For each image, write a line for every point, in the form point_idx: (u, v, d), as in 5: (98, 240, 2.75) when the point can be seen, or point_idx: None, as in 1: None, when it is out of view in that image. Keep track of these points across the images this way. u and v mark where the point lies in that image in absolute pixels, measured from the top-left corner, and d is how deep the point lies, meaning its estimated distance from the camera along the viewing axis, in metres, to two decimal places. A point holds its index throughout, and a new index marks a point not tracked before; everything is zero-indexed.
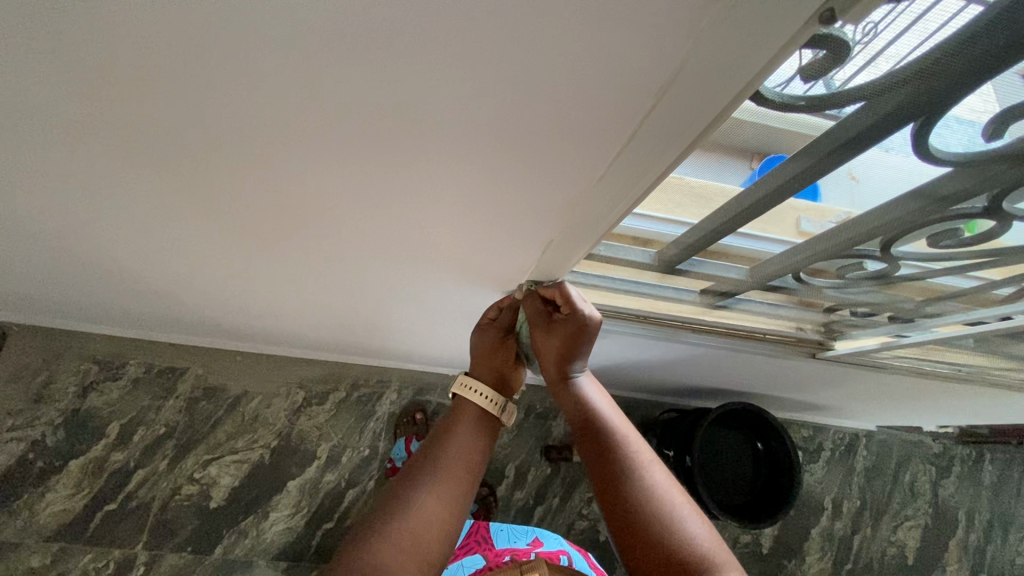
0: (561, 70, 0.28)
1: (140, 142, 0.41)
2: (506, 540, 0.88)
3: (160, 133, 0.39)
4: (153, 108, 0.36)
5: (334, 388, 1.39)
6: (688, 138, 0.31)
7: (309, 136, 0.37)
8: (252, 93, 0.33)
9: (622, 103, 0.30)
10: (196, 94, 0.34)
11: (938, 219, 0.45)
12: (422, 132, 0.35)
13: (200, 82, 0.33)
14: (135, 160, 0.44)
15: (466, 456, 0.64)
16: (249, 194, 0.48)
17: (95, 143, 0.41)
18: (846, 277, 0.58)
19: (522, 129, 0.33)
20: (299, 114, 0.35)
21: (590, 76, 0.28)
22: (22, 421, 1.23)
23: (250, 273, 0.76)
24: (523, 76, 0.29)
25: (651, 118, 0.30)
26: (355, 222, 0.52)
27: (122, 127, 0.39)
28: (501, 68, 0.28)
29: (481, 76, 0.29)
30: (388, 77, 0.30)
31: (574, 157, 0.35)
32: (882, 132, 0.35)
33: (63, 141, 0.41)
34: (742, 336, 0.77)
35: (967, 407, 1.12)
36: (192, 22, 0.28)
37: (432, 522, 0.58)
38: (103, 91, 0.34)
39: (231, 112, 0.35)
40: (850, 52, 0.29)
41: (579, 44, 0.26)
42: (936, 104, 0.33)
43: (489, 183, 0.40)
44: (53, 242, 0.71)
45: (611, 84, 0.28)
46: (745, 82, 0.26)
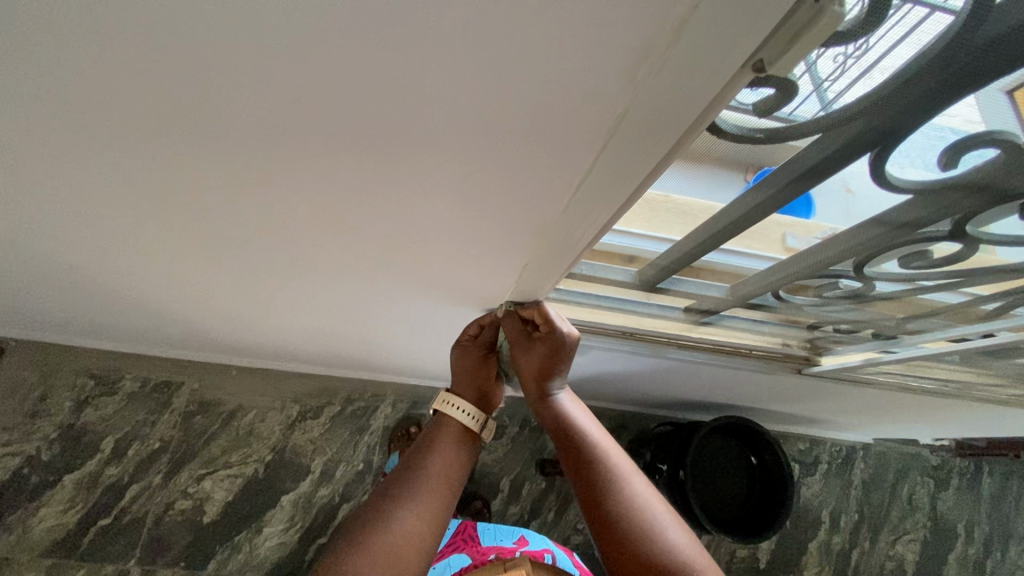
0: (517, 108, 0.29)
1: (125, 165, 0.42)
2: (491, 538, 0.87)
3: (145, 157, 0.40)
4: (135, 135, 0.37)
5: (328, 402, 1.39)
6: (639, 178, 0.33)
7: (287, 163, 0.39)
8: (229, 122, 0.34)
9: (577, 139, 0.31)
10: (178, 124, 0.35)
11: (906, 242, 0.46)
12: (394, 161, 0.36)
13: (179, 113, 0.34)
14: (124, 184, 0.45)
15: (448, 471, 0.65)
16: (233, 214, 0.49)
17: (82, 166, 0.43)
18: (824, 295, 0.59)
19: (487, 161, 0.35)
20: (275, 142, 0.36)
21: (543, 114, 0.29)
22: (18, 436, 1.24)
23: (243, 292, 0.77)
24: (485, 112, 0.30)
25: (605, 153, 0.32)
26: (338, 242, 0.53)
27: (107, 151, 0.40)
28: (459, 104, 0.30)
29: (443, 111, 0.31)
30: (360, 110, 0.31)
31: (538, 188, 0.37)
32: (840, 161, 0.37)
33: (52, 164, 0.43)
34: (727, 353, 0.78)
35: (959, 421, 1.12)
36: (166, 62, 0.29)
37: (414, 535, 0.59)
38: (86, 120, 0.36)
39: (211, 138, 0.37)
40: (842, 64, 0.29)
41: (529, 85, 0.27)
42: (888, 135, 0.34)
43: (461, 210, 0.42)
44: (49, 260, 0.72)
45: (566, 122, 0.30)
46: (687, 126, 0.28)
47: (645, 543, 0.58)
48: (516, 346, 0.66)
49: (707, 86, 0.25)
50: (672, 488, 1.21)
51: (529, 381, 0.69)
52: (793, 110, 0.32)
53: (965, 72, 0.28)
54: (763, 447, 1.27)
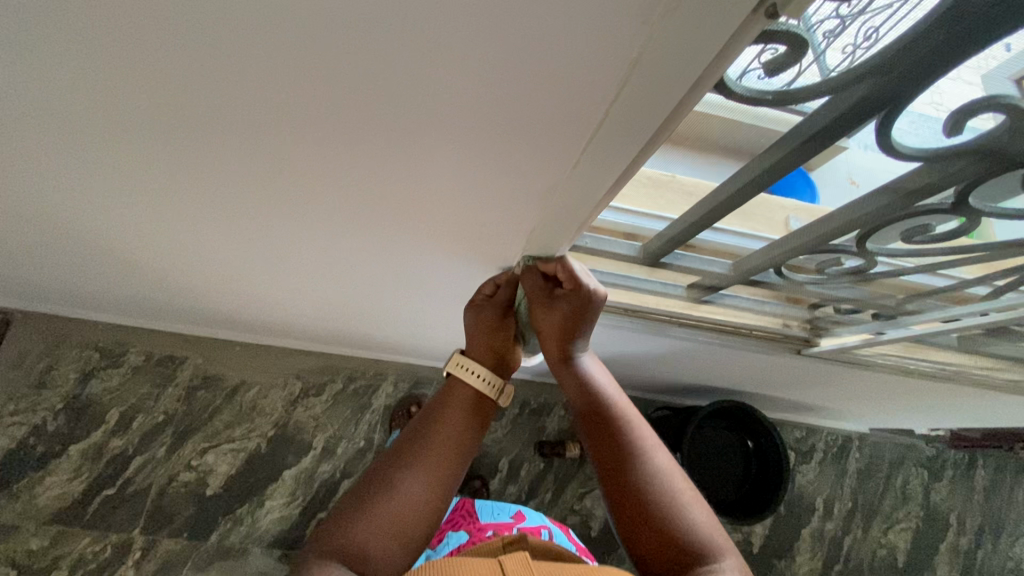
0: (529, 60, 0.30)
1: (137, 130, 0.42)
2: (489, 514, 0.88)
3: (152, 120, 0.41)
4: (144, 96, 0.37)
5: (331, 380, 1.41)
6: (651, 131, 0.33)
7: (298, 127, 0.39)
8: (242, 81, 0.35)
9: (586, 95, 0.32)
10: (188, 84, 0.36)
11: (909, 214, 0.46)
12: (405, 123, 0.37)
13: (191, 72, 0.34)
14: (135, 149, 0.45)
15: (457, 441, 0.66)
16: (238, 183, 0.50)
17: (91, 131, 0.43)
18: (826, 272, 0.59)
19: (498, 118, 0.35)
20: (285, 104, 0.36)
21: (556, 65, 0.30)
22: (23, 406, 1.25)
23: (249, 263, 0.77)
24: (498, 70, 0.31)
25: (614, 110, 0.32)
26: (345, 213, 0.53)
27: (113, 113, 0.40)
28: (473, 57, 0.30)
29: (455, 66, 0.31)
30: (373, 69, 0.32)
31: (548, 144, 0.37)
32: (849, 125, 0.37)
33: (61, 128, 0.43)
34: (729, 332, 0.79)
35: (956, 408, 1.13)
36: (182, 15, 0.29)
37: (427, 503, 0.60)
38: (100, 78, 0.36)
39: (219, 100, 0.37)
40: (852, 52, 0.32)
41: (543, 34, 0.28)
42: (892, 99, 0.35)
43: (470, 170, 0.42)
44: (57, 230, 0.73)
45: (578, 77, 0.30)
46: (697, 79, 0.28)
47: (660, 506, 0.59)
48: (536, 305, 0.65)
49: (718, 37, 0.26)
50: None
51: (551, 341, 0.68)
52: (799, 77, 0.34)
53: (968, 33, 0.29)
54: (760, 431, 1.29)
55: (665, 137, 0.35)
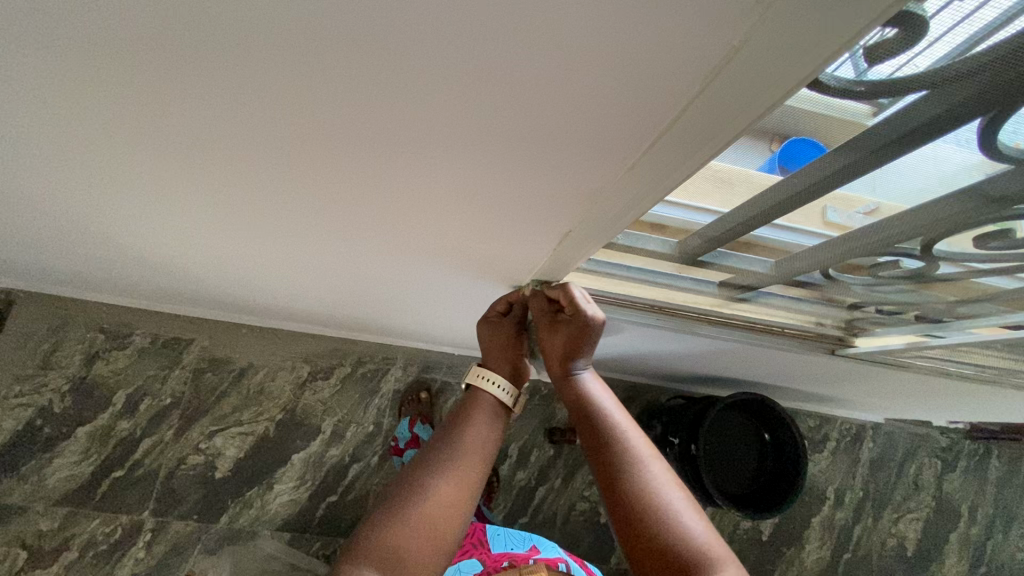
0: (597, 35, 0.26)
1: (142, 104, 0.38)
2: (501, 545, 0.86)
3: (158, 93, 0.37)
4: (151, 66, 0.34)
5: (339, 363, 1.38)
6: (728, 133, 0.31)
7: (321, 104, 0.35)
8: (261, 51, 0.31)
9: (664, 89, 0.29)
10: (200, 53, 0.32)
11: (990, 220, 0.41)
12: (446, 105, 0.33)
13: (203, 38, 0.30)
14: (139, 123, 0.42)
15: (480, 444, 0.63)
16: (249, 161, 0.46)
17: (91, 105, 0.39)
18: (879, 275, 0.55)
19: (555, 109, 0.32)
20: (309, 78, 0.33)
21: (635, 50, 0.27)
22: (30, 387, 1.24)
23: (256, 246, 0.73)
24: (566, 46, 0.27)
25: (694, 104, 0.29)
26: (363, 198, 0.49)
27: (115, 81, 0.36)
28: (531, 23, 0.26)
29: (507, 33, 0.27)
30: (418, 42, 0.28)
31: (606, 144, 0.34)
32: (945, 123, 0.33)
33: (57, 99, 0.39)
34: (760, 330, 0.75)
35: (984, 405, 1.10)
36: None
37: (445, 512, 0.57)
38: (101, 44, 0.32)
39: (239, 71, 0.33)
40: (914, 37, 0.28)
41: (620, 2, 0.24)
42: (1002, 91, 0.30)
43: (512, 164, 0.39)
44: (55, 209, 0.69)
45: (656, 67, 0.27)
46: (799, 74, 0.25)
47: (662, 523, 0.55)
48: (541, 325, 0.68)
49: (834, 19, 0.23)
50: (683, 462, 1.21)
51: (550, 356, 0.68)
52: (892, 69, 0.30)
53: None
54: (777, 424, 1.26)
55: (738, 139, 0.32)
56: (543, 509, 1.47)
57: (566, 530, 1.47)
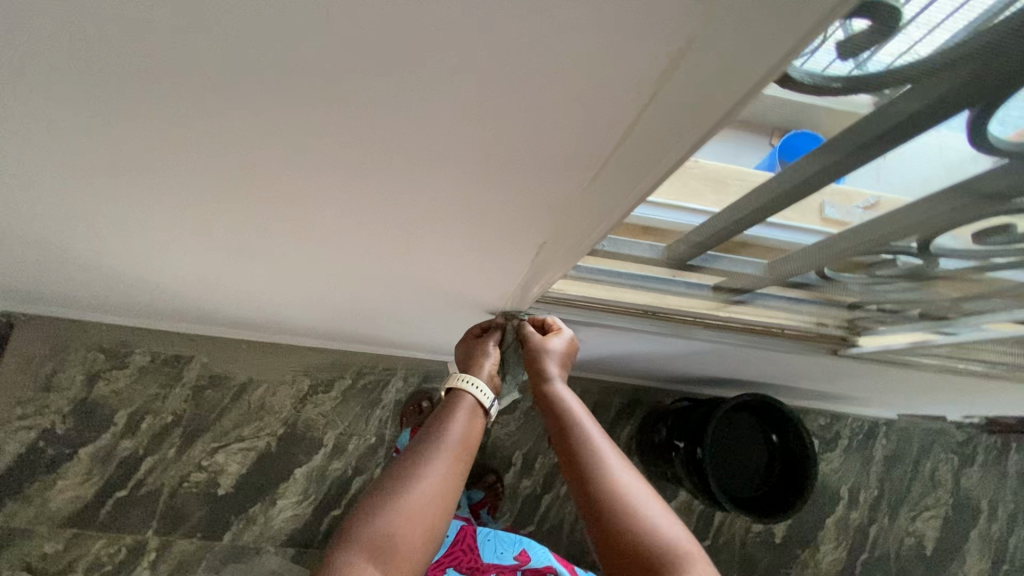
0: (541, 49, 0.25)
1: (102, 132, 0.38)
2: (492, 553, 0.82)
3: (116, 120, 0.36)
4: (103, 94, 0.33)
5: (339, 376, 1.38)
6: (682, 148, 0.30)
7: (278, 125, 0.34)
8: (210, 75, 0.30)
9: (613, 103, 0.28)
10: (150, 81, 0.31)
11: (986, 216, 0.40)
12: (401, 125, 0.32)
13: (150, 67, 0.30)
14: (103, 150, 0.41)
15: (464, 440, 0.62)
16: (220, 184, 0.45)
17: (53, 132, 0.39)
18: (875, 274, 0.53)
19: (511, 126, 0.31)
20: (263, 102, 0.32)
21: (580, 66, 0.26)
22: (31, 410, 1.24)
23: (244, 264, 0.73)
24: (513, 60, 0.26)
25: (644, 119, 0.29)
26: (340, 217, 0.49)
27: (70, 106, 0.35)
28: (473, 39, 0.25)
29: (451, 51, 0.26)
30: (364, 62, 0.28)
31: (563, 159, 0.34)
32: (923, 121, 0.31)
33: (20, 130, 0.39)
34: (759, 333, 0.73)
35: (998, 399, 1.06)
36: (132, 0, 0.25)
37: (438, 504, 0.56)
38: (51, 75, 0.32)
39: (190, 92, 0.32)
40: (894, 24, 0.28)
41: (560, 14, 0.23)
42: (981, 80, 0.28)
43: (475, 181, 0.38)
44: (41, 235, 0.69)
45: (603, 82, 0.27)
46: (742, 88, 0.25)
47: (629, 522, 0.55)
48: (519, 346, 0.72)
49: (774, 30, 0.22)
50: (689, 466, 1.18)
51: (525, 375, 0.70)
52: (870, 60, 0.30)
53: None
54: (785, 425, 1.23)
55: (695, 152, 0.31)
56: (549, 517, 1.45)
57: (573, 538, 1.45)
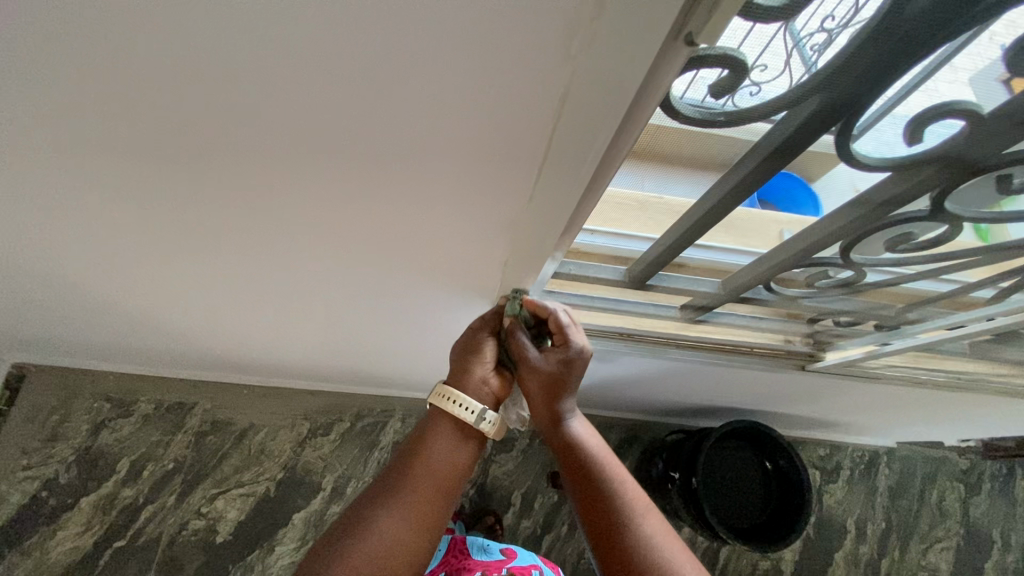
0: (472, 90, 0.32)
1: (125, 180, 0.45)
2: (481, 551, 0.85)
3: (137, 167, 0.43)
4: (128, 146, 0.40)
5: (338, 418, 1.40)
6: (591, 165, 0.36)
7: (272, 163, 0.42)
8: (215, 125, 0.37)
9: (534, 127, 0.35)
10: (167, 132, 0.38)
11: (889, 223, 0.46)
12: (372, 157, 0.40)
13: (167, 120, 0.37)
14: (124, 196, 0.48)
15: (437, 474, 0.59)
16: (223, 223, 0.52)
17: (82, 182, 0.46)
18: (815, 285, 0.59)
19: (457, 152, 0.38)
20: (259, 143, 0.39)
21: (502, 101, 0.33)
22: (36, 460, 1.26)
23: (247, 305, 0.79)
24: (452, 100, 0.33)
25: (556, 140, 0.36)
26: (330, 247, 0.55)
27: (100, 153, 0.42)
28: (418, 86, 0.32)
29: (403, 96, 0.33)
30: (337, 108, 0.35)
31: (504, 178, 0.41)
32: (803, 141, 0.37)
33: (55, 180, 0.46)
34: (728, 351, 0.77)
35: (980, 415, 1.09)
36: (156, 71, 0.33)
37: (404, 541, 0.56)
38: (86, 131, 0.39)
39: (199, 139, 0.39)
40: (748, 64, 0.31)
41: (480, 64, 0.30)
42: (833, 110, 0.34)
43: (439, 203, 0.45)
44: (61, 285, 0.75)
45: (522, 112, 0.34)
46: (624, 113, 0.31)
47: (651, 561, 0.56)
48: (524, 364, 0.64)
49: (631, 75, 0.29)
50: (685, 497, 1.19)
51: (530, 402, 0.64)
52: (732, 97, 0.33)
53: (904, 43, 0.28)
54: (777, 452, 1.24)
55: (609, 168, 0.37)
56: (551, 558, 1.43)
57: None
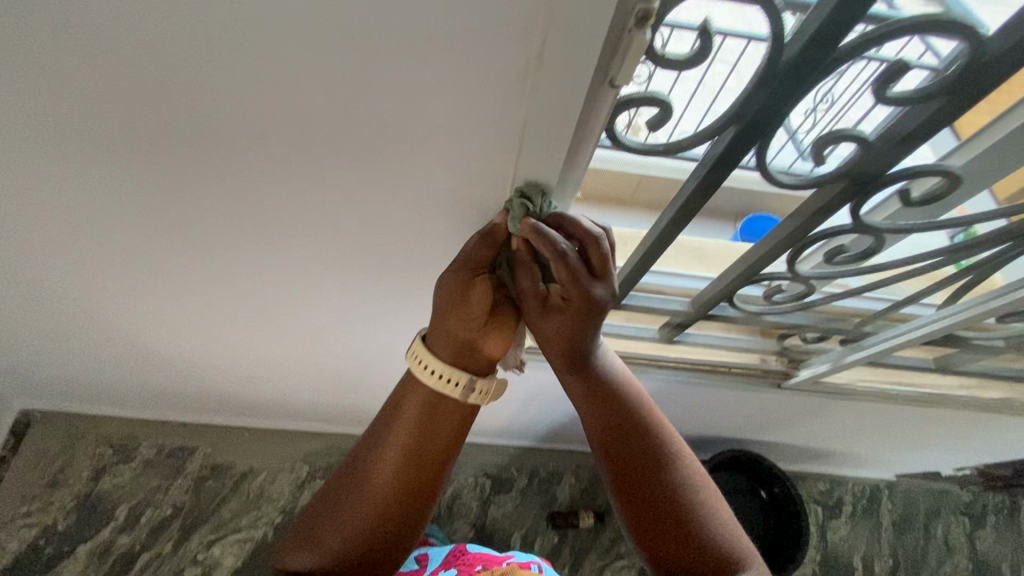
0: (453, 119, 0.41)
1: (165, 206, 0.53)
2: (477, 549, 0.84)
3: (177, 194, 0.51)
4: (173, 174, 0.49)
5: (337, 461, 1.41)
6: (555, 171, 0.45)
7: (290, 188, 0.50)
8: (247, 153, 0.46)
9: (505, 149, 0.44)
10: (207, 160, 0.47)
11: (822, 237, 0.54)
12: (374, 178, 0.48)
13: (209, 150, 0.46)
14: (160, 223, 0.56)
15: (413, 443, 0.60)
16: (244, 247, 0.59)
17: (128, 211, 0.54)
18: (773, 300, 0.67)
19: (444, 171, 0.47)
20: (281, 169, 0.48)
21: (478, 127, 0.42)
22: (36, 506, 1.28)
23: (255, 340, 0.84)
24: (438, 128, 0.42)
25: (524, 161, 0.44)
26: (337, 266, 0.63)
27: (145, 183, 0.50)
28: (411, 116, 0.41)
29: (399, 124, 0.42)
30: (346, 135, 0.44)
31: (485, 193, 0.49)
32: (731, 165, 0.45)
33: (104, 210, 0.54)
34: (707, 371, 0.83)
35: (961, 435, 1.12)
36: (206, 108, 0.42)
37: (386, 496, 0.61)
38: (141, 162, 0.47)
39: (232, 165, 0.48)
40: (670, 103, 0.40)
41: (459, 98, 0.39)
42: (749, 137, 0.42)
43: (431, 216, 0.53)
44: (80, 325, 0.80)
45: (495, 136, 0.43)
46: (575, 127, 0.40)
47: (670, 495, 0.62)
48: (532, 308, 0.55)
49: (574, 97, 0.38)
50: None
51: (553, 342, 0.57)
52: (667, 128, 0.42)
53: (787, 78, 0.38)
54: (771, 480, 1.25)
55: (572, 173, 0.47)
56: None
57: None
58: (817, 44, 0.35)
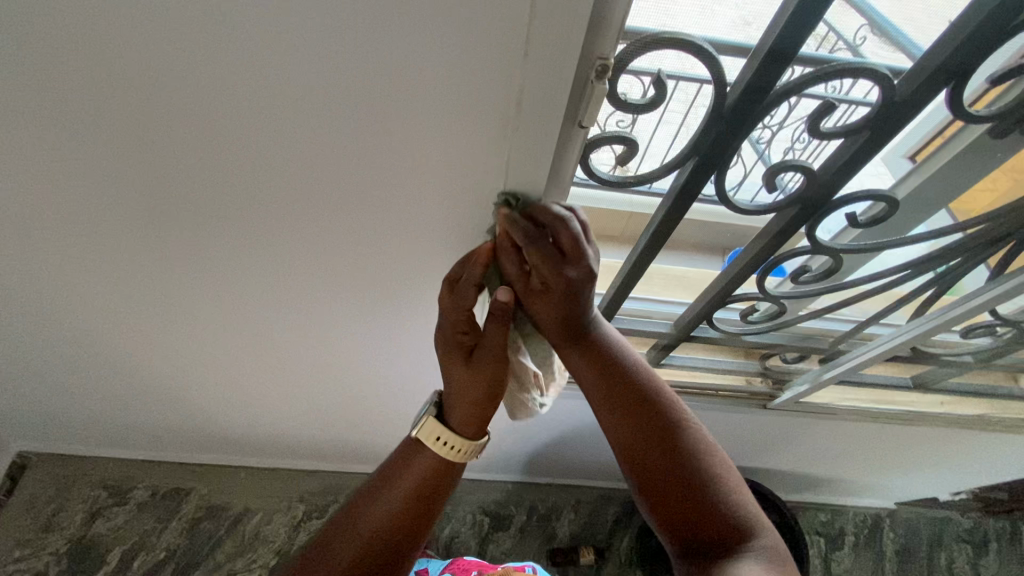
0: (445, 161, 0.47)
1: (179, 244, 0.57)
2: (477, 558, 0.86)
3: (192, 233, 0.56)
4: (189, 214, 0.53)
5: (333, 500, 1.40)
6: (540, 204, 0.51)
7: (296, 225, 0.55)
8: (258, 194, 0.51)
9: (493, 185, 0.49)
10: (221, 202, 0.52)
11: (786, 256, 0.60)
12: (374, 215, 0.53)
13: (224, 193, 0.51)
14: (174, 260, 0.60)
15: (420, 481, 0.59)
16: (251, 281, 0.63)
17: (145, 249, 0.58)
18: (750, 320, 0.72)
19: (438, 207, 0.52)
20: (288, 209, 0.53)
21: (467, 167, 0.47)
22: (29, 552, 1.27)
23: (256, 375, 0.86)
24: (432, 168, 0.47)
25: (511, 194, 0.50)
26: (339, 299, 0.67)
27: (163, 222, 0.54)
28: (408, 159, 0.46)
29: (396, 166, 0.47)
30: (349, 178, 0.49)
31: (477, 225, 0.54)
32: (694, 192, 0.51)
33: (123, 249, 0.58)
34: (695, 393, 0.86)
35: (949, 456, 1.14)
36: (222, 156, 0.46)
37: (391, 533, 0.59)
38: (161, 204, 0.52)
39: (243, 206, 0.52)
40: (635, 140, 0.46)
41: (450, 142, 0.45)
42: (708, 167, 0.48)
43: (427, 248, 0.58)
44: (87, 362, 0.83)
45: (483, 174, 0.48)
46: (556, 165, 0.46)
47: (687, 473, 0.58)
48: (523, 297, 0.54)
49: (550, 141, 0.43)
50: None
51: (548, 329, 0.57)
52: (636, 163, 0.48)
53: (735, 117, 0.44)
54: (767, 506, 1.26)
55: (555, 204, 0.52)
56: None
57: None
58: (755, 89, 0.42)
